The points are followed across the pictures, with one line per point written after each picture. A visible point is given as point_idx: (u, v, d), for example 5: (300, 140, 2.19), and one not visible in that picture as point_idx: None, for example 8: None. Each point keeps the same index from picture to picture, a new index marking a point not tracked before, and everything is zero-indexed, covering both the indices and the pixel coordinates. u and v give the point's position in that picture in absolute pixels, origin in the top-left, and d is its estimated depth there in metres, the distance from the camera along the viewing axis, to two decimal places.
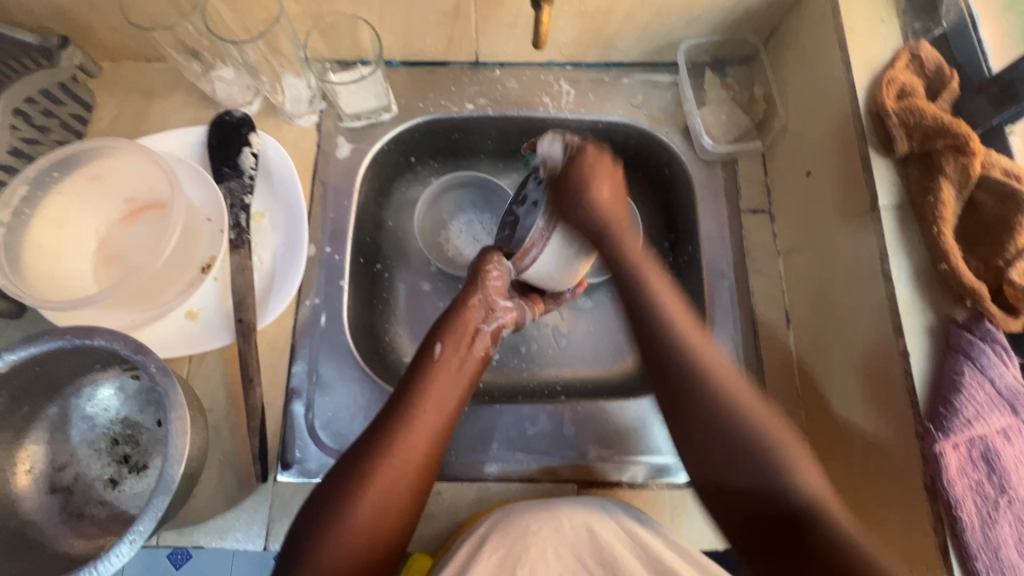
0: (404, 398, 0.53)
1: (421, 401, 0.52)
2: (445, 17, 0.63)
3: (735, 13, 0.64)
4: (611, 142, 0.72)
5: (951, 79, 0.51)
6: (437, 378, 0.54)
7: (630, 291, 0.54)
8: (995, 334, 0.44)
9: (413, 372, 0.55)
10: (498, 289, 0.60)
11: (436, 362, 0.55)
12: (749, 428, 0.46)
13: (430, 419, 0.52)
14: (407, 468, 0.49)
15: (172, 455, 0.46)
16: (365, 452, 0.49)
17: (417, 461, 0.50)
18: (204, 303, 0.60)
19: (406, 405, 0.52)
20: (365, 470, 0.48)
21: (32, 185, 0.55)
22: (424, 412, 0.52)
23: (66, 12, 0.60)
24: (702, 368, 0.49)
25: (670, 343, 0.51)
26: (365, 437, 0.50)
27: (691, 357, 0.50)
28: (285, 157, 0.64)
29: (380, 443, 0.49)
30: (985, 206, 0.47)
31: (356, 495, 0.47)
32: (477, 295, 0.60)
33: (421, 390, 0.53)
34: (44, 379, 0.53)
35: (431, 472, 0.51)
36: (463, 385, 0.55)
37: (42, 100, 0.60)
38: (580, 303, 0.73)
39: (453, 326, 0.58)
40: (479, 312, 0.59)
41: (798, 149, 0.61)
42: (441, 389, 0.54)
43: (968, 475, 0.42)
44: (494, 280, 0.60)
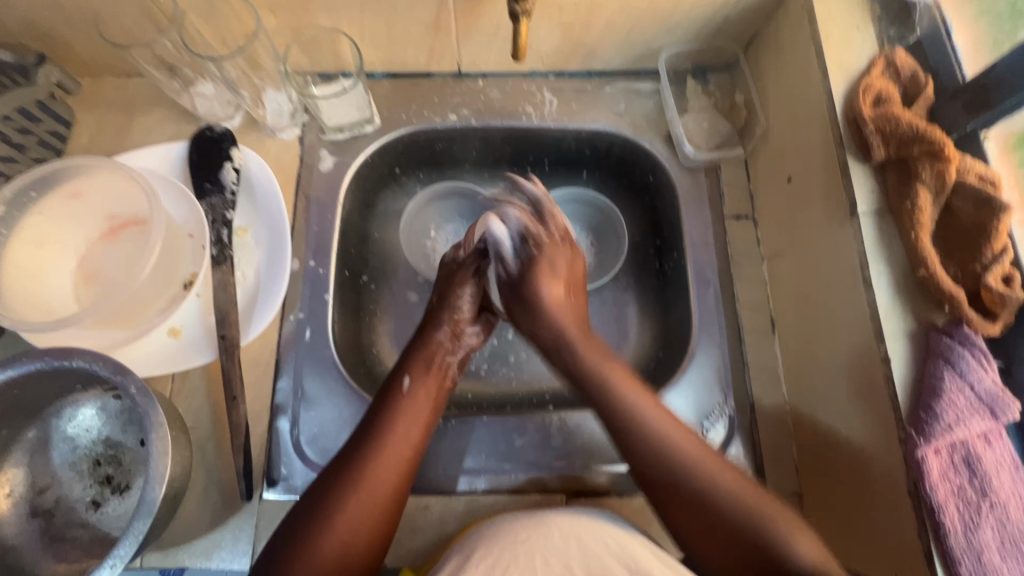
0: (371, 433, 0.52)
1: (388, 433, 0.52)
2: (425, 29, 0.63)
3: (715, 21, 0.64)
4: (596, 150, 0.73)
5: (926, 86, 0.52)
6: (409, 405, 0.54)
7: (585, 380, 0.56)
8: (974, 339, 0.44)
9: (380, 406, 0.54)
10: (462, 320, 0.63)
11: (403, 393, 0.55)
12: (712, 485, 0.48)
13: (400, 448, 0.52)
14: (371, 508, 0.48)
15: (153, 476, 0.46)
16: (330, 497, 0.48)
17: (382, 494, 0.49)
18: (186, 320, 0.59)
19: (372, 438, 0.52)
20: (323, 518, 0.47)
21: (9, 205, 0.54)
22: (403, 422, 0.53)
23: (42, 30, 0.59)
24: (660, 437, 0.51)
25: (619, 425, 0.53)
26: (329, 478, 0.49)
27: (672, 446, 0.50)
28: (268, 173, 0.64)
29: (365, 452, 0.51)
30: (962, 211, 0.47)
31: (341, 501, 0.48)
32: (442, 329, 0.61)
33: (390, 421, 0.53)
34: (22, 401, 0.52)
35: (396, 509, 0.50)
36: (427, 408, 0.55)
37: (19, 118, 0.59)
38: None
39: (419, 355, 0.59)
40: (443, 338, 0.61)
41: (779, 156, 0.61)
42: (411, 415, 0.54)
43: (950, 480, 0.42)
44: (456, 308, 0.62)
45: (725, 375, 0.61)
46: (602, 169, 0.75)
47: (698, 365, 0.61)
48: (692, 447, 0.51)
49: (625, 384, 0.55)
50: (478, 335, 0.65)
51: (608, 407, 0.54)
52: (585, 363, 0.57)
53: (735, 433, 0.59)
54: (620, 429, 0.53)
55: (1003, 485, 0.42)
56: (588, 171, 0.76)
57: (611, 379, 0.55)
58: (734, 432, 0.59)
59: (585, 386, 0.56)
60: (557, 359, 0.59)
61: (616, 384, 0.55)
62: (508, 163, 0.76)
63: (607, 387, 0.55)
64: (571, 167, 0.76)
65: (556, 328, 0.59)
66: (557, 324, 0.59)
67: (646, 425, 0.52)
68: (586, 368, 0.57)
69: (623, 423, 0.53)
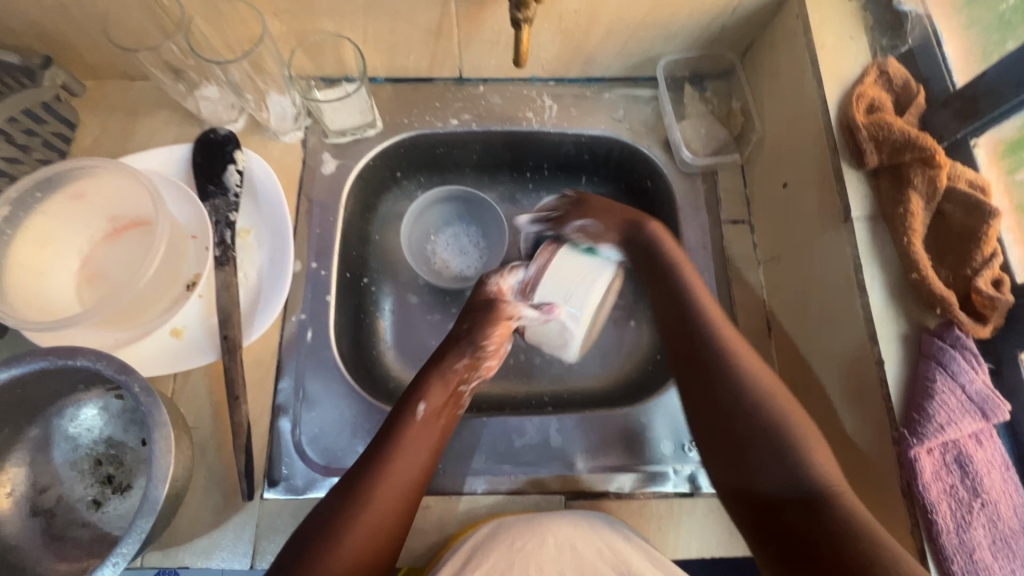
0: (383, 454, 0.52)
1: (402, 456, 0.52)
2: (427, 35, 0.64)
3: (712, 30, 0.65)
4: (594, 154, 0.74)
5: (917, 94, 0.53)
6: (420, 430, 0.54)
7: (683, 308, 0.56)
8: (965, 341, 0.45)
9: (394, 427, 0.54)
10: (486, 356, 0.63)
11: (420, 417, 0.55)
12: (782, 416, 0.48)
13: (409, 477, 0.51)
14: (381, 525, 0.48)
15: (157, 475, 0.46)
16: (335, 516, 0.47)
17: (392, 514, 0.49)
18: (189, 321, 0.60)
19: (386, 458, 0.51)
20: (337, 529, 0.46)
21: (14, 206, 0.54)
22: (415, 449, 0.53)
23: (50, 33, 0.60)
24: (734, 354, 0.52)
25: (716, 359, 0.52)
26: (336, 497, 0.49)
27: (743, 367, 0.51)
28: (271, 176, 0.65)
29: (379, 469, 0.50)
30: (953, 217, 0.48)
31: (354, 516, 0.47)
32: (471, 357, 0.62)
33: (401, 443, 0.53)
34: (26, 401, 0.52)
35: (402, 529, 0.50)
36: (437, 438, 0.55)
37: (24, 119, 0.60)
38: None
39: (440, 382, 0.58)
40: (462, 370, 0.61)
41: (776, 163, 0.62)
42: (425, 439, 0.54)
43: (942, 479, 0.43)
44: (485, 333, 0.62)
45: None
46: (601, 174, 0.76)
47: None
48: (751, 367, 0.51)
49: (724, 323, 0.54)
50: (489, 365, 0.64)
51: (688, 317, 0.55)
52: (689, 287, 0.57)
53: None
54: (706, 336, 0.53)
55: (994, 484, 0.43)
56: (587, 176, 0.77)
57: (697, 297, 0.56)
58: None
59: (678, 303, 0.56)
60: (656, 273, 0.59)
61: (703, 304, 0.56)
62: (508, 167, 0.77)
63: (689, 300, 0.56)
64: (571, 171, 0.77)
65: (669, 261, 0.59)
66: (668, 262, 0.59)
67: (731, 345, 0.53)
68: (685, 291, 0.57)
69: (705, 338, 0.53)
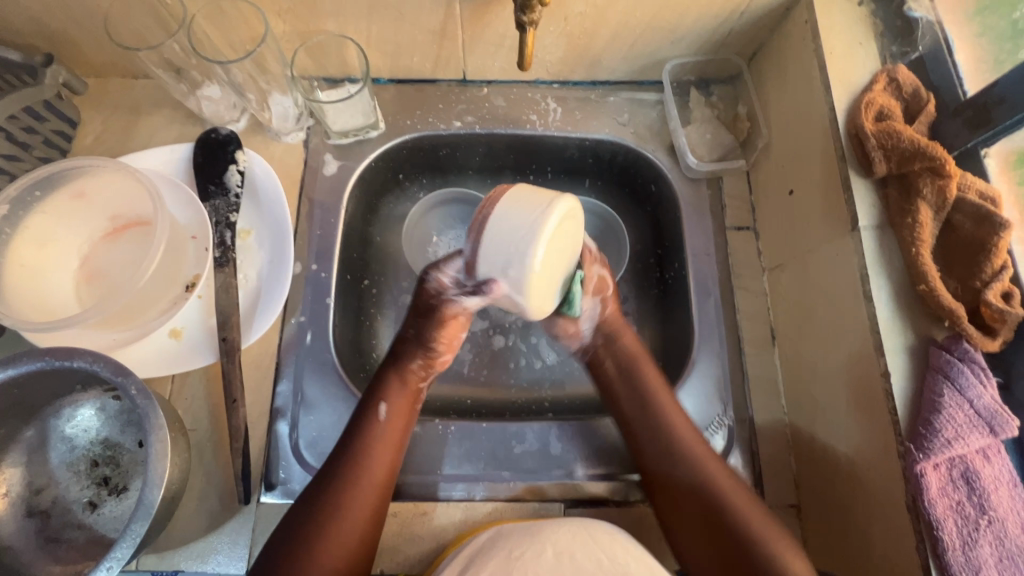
0: (345, 461, 0.53)
1: (364, 459, 0.53)
2: (432, 37, 0.63)
3: (719, 34, 0.65)
4: (598, 159, 0.73)
5: (927, 103, 0.52)
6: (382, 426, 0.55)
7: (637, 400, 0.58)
8: (974, 354, 0.44)
9: (356, 431, 0.55)
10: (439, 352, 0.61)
11: (381, 419, 0.55)
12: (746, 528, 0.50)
13: (372, 478, 0.52)
14: (350, 530, 0.50)
15: (152, 479, 0.46)
16: (302, 538, 0.49)
17: (360, 521, 0.51)
18: (188, 322, 0.59)
19: (350, 466, 0.53)
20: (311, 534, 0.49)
21: (14, 204, 0.55)
22: (378, 455, 0.54)
23: (52, 30, 0.60)
24: (690, 453, 0.55)
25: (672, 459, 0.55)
26: (307, 511, 0.50)
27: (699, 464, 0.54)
28: (272, 176, 0.64)
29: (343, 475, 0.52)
30: (963, 227, 0.48)
31: (326, 522, 0.50)
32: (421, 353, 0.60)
33: (362, 446, 0.54)
34: (22, 400, 0.52)
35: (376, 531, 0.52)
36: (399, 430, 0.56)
37: (25, 116, 0.59)
38: None
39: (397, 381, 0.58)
40: (416, 366, 0.60)
41: (782, 169, 0.62)
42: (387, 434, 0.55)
43: (949, 495, 0.42)
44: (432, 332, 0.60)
45: (725, 386, 0.61)
46: (604, 178, 0.75)
47: (698, 375, 0.61)
48: (728, 484, 0.53)
49: (677, 420, 0.57)
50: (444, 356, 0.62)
51: (659, 426, 0.57)
52: (657, 397, 0.58)
53: (735, 444, 0.58)
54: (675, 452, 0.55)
55: (1001, 500, 0.42)
56: (590, 180, 0.76)
57: (665, 408, 0.57)
58: (734, 444, 0.58)
59: (649, 414, 0.57)
60: (622, 379, 0.60)
61: (672, 414, 0.57)
62: (511, 169, 0.76)
63: (660, 411, 0.57)
64: (574, 175, 0.76)
65: (635, 367, 0.60)
66: (636, 367, 0.60)
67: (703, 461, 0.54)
68: (653, 399, 0.58)
69: (658, 438, 0.56)
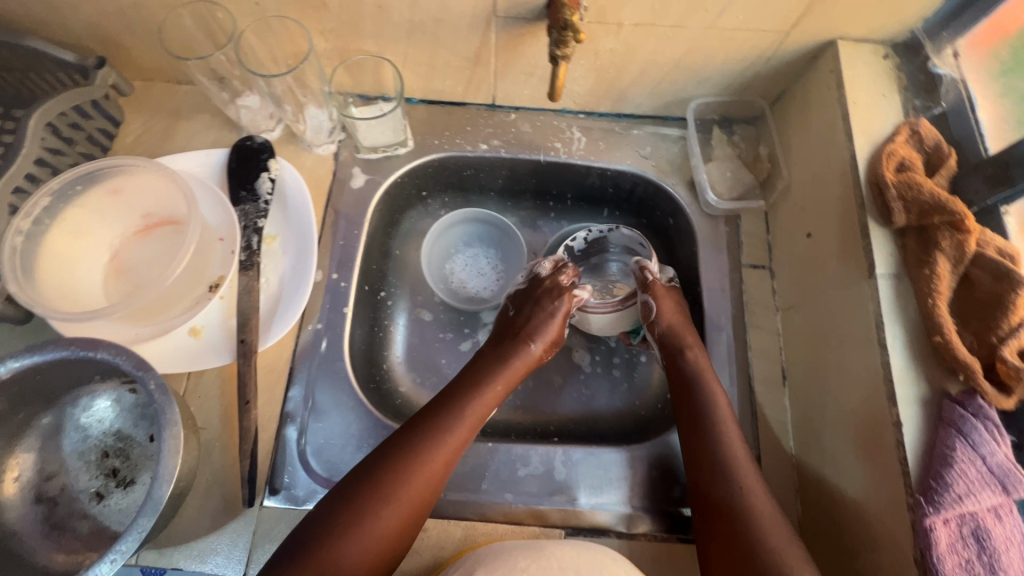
0: (405, 446, 0.54)
1: (434, 443, 0.54)
2: (465, 63, 0.65)
3: (745, 77, 0.66)
4: (618, 189, 0.75)
5: (949, 157, 0.53)
6: (462, 415, 0.57)
7: (688, 402, 0.59)
8: (988, 411, 0.44)
9: (424, 430, 0.55)
10: (550, 342, 0.66)
11: (452, 428, 0.56)
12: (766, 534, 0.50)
13: (428, 470, 0.53)
14: (368, 541, 0.49)
15: (162, 474, 0.47)
16: (331, 527, 0.49)
17: (380, 531, 0.50)
18: (208, 321, 0.61)
19: (399, 466, 0.52)
20: (332, 535, 0.49)
21: (55, 197, 0.57)
22: (433, 462, 0.53)
23: (106, 35, 0.63)
24: (730, 460, 0.54)
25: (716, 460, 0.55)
26: (327, 518, 0.50)
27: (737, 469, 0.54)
28: (302, 187, 0.66)
29: (387, 472, 0.52)
30: (980, 282, 0.48)
31: (353, 522, 0.49)
32: (533, 346, 0.65)
33: (437, 429, 0.55)
34: (42, 387, 0.53)
35: (395, 542, 0.50)
36: (476, 421, 0.58)
37: (72, 114, 0.62)
38: (578, 357, 0.74)
39: (494, 373, 0.62)
40: (522, 364, 0.64)
41: (800, 213, 0.63)
42: (456, 429, 0.56)
43: (957, 552, 0.41)
44: (549, 328, 0.66)
45: None
46: (623, 209, 0.77)
47: None
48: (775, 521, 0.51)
49: (730, 427, 0.56)
50: (546, 352, 0.66)
51: (730, 478, 0.53)
52: (733, 453, 0.55)
53: None
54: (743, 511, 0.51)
55: (1012, 562, 0.42)
56: (609, 210, 0.78)
57: (742, 468, 0.54)
58: None
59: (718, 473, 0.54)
60: (691, 422, 0.58)
61: (745, 473, 0.54)
62: (532, 194, 0.78)
63: (729, 466, 0.54)
64: (593, 203, 0.78)
65: (713, 419, 0.57)
66: (710, 411, 0.57)
67: (754, 507, 0.51)
68: (725, 449, 0.55)
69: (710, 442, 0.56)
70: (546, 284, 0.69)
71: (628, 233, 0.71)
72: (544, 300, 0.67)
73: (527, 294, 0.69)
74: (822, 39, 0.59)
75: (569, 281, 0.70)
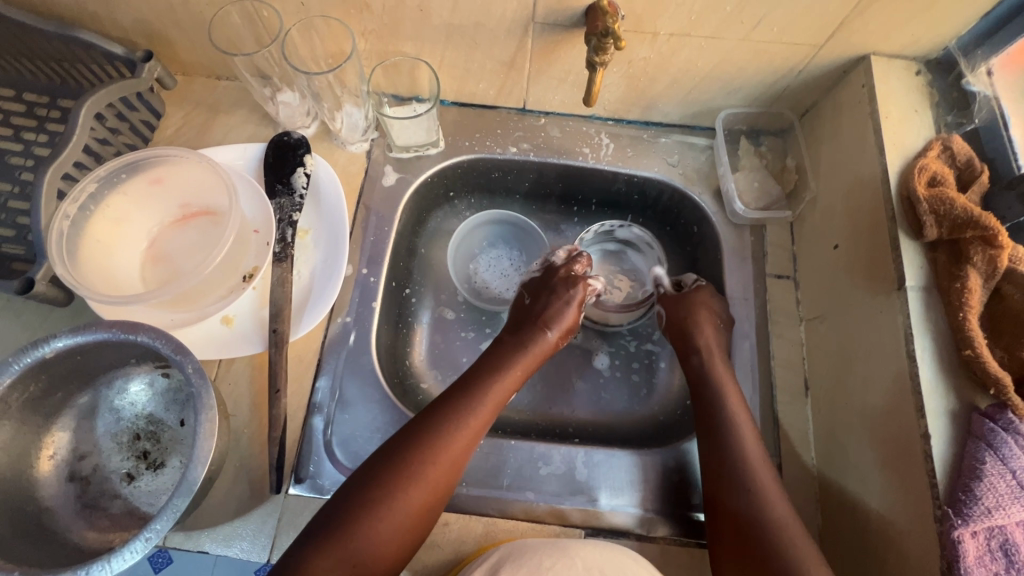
0: (421, 433, 0.54)
1: (451, 429, 0.55)
2: (500, 67, 0.67)
3: (776, 89, 0.67)
4: (644, 196, 0.76)
5: (982, 173, 0.53)
6: (480, 402, 0.58)
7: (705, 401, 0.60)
8: (1019, 425, 0.44)
9: (442, 417, 0.56)
10: (565, 330, 0.67)
11: (468, 416, 0.56)
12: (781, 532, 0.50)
13: (445, 457, 0.53)
14: (387, 526, 0.50)
15: (198, 457, 0.48)
16: (353, 513, 0.50)
17: (398, 517, 0.50)
18: (240, 311, 0.62)
19: (416, 453, 0.53)
20: (354, 519, 0.49)
21: (101, 183, 0.58)
22: (449, 449, 0.54)
23: (154, 30, 0.65)
24: (746, 459, 0.55)
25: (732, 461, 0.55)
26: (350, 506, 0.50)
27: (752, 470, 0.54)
28: (335, 183, 0.68)
29: (403, 458, 0.53)
30: (1012, 298, 0.48)
31: (371, 507, 0.50)
32: (550, 333, 0.65)
33: (454, 416, 0.56)
34: (81, 368, 0.55)
35: (412, 528, 0.51)
36: (493, 408, 0.58)
37: (118, 105, 0.64)
38: (598, 360, 0.75)
39: (508, 361, 0.62)
40: (538, 352, 0.64)
41: (827, 224, 0.63)
42: (472, 417, 0.56)
43: (985, 565, 0.42)
44: (565, 316, 0.66)
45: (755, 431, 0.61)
46: (647, 215, 0.78)
47: None
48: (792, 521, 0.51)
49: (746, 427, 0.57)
50: (561, 340, 0.66)
51: (743, 478, 0.54)
52: (748, 457, 0.55)
53: None
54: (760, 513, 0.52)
55: None
56: (633, 216, 0.79)
57: (758, 471, 0.54)
58: None
59: (733, 474, 0.54)
60: (708, 422, 0.59)
61: (759, 472, 0.54)
62: (557, 199, 0.80)
63: (741, 463, 0.55)
64: (617, 209, 0.79)
65: (727, 421, 0.57)
66: (726, 410, 0.58)
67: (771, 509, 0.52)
68: (738, 449, 0.56)
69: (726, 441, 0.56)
70: (561, 272, 0.69)
71: (638, 230, 0.75)
72: (560, 289, 0.68)
73: (542, 284, 0.69)
74: (854, 54, 0.60)
75: (583, 271, 0.71)
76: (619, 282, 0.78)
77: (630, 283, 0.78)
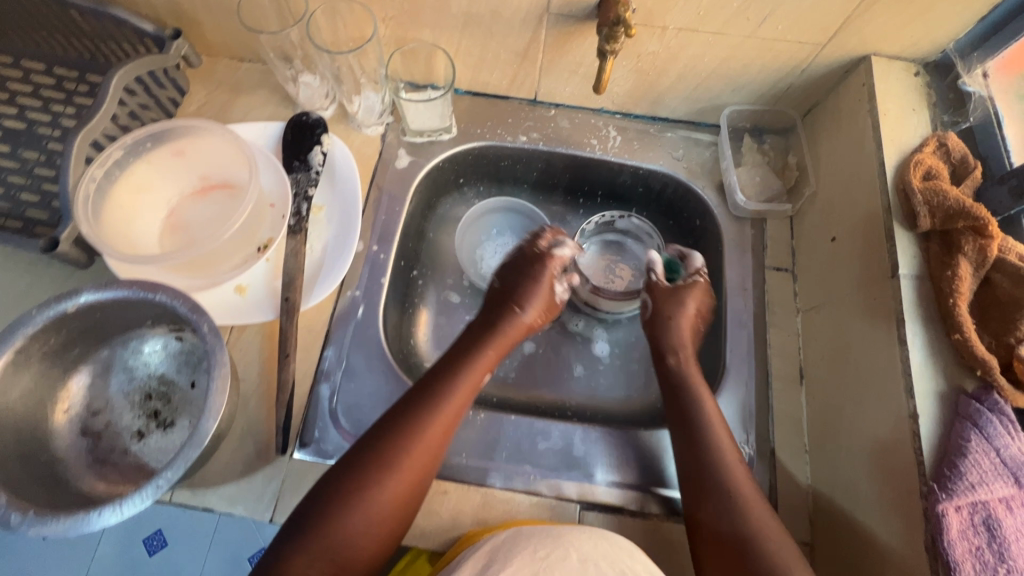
0: (406, 413, 0.56)
1: (434, 408, 0.57)
2: (514, 57, 0.69)
3: (779, 87, 0.69)
4: (648, 189, 0.78)
5: (975, 169, 0.55)
6: (460, 382, 0.59)
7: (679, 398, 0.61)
8: (1004, 406, 0.46)
9: (425, 397, 0.58)
10: (540, 310, 0.68)
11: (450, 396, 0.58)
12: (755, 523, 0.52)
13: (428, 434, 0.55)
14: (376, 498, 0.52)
15: (210, 410, 0.49)
16: (348, 482, 0.52)
17: (386, 490, 0.52)
18: (253, 281, 0.64)
19: (400, 431, 0.55)
20: (347, 490, 0.51)
21: (128, 151, 0.61)
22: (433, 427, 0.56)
23: (183, 10, 0.68)
24: (719, 454, 0.56)
25: (707, 454, 0.56)
26: (348, 473, 0.52)
27: (725, 465, 0.55)
28: (350, 162, 0.70)
29: (388, 435, 0.55)
30: (1001, 286, 0.50)
31: (360, 480, 0.52)
32: (524, 313, 0.67)
33: (435, 397, 0.58)
34: (99, 326, 0.57)
35: (399, 502, 0.53)
36: (472, 387, 0.60)
37: (146, 80, 0.67)
38: (597, 346, 0.76)
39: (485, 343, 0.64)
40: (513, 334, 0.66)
41: (825, 218, 0.65)
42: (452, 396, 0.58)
43: (968, 539, 0.43)
44: (538, 293, 0.68)
45: (749, 416, 0.63)
46: (651, 208, 0.81)
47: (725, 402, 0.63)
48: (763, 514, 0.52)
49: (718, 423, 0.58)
50: (536, 320, 0.68)
51: (721, 470, 0.55)
52: (722, 451, 0.56)
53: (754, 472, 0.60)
54: (740, 502, 0.53)
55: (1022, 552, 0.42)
56: (637, 208, 0.81)
57: (729, 465, 0.56)
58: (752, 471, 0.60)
59: (712, 469, 0.55)
60: (681, 416, 0.60)
61: (730, 464, 0.56)
62: (564, 189, 0.82)
63: (715, 455, 0.56)
64: (622, 201, 0.81)
65: (701, 415, 0.59)
66: (698, 409, 0.59)
67: (742, 495, 0.53)
68: (712, 443, 0.57)
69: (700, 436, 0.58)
70: (536, 252, 0.70)
71: (639, 221, 0.77)
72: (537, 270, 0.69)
73: (515, 266, 0.70)
74: (855, 54, 0.62)
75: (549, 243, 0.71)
76: (619, 271, 0.79)
77: (631, 273, 0.78)
